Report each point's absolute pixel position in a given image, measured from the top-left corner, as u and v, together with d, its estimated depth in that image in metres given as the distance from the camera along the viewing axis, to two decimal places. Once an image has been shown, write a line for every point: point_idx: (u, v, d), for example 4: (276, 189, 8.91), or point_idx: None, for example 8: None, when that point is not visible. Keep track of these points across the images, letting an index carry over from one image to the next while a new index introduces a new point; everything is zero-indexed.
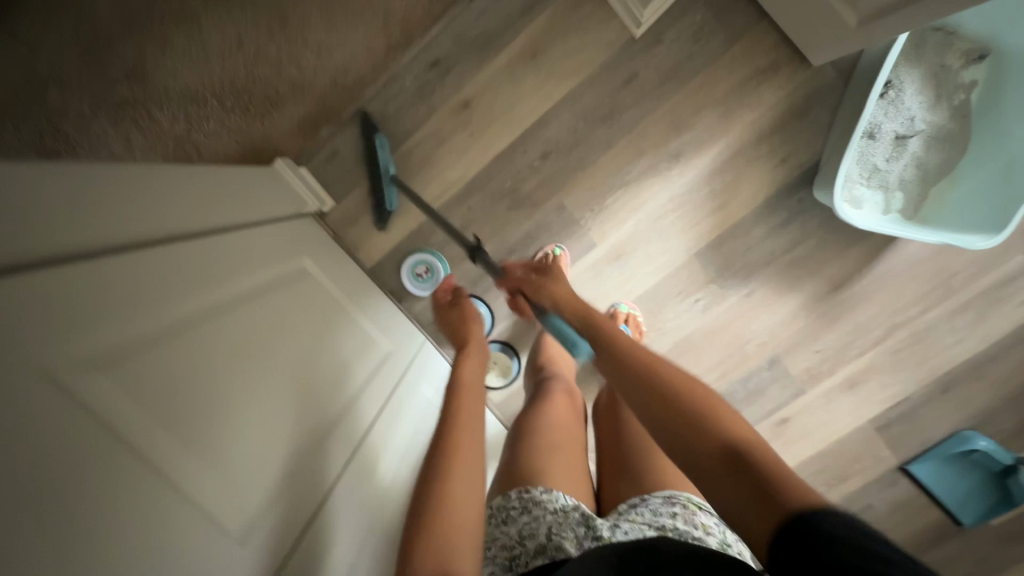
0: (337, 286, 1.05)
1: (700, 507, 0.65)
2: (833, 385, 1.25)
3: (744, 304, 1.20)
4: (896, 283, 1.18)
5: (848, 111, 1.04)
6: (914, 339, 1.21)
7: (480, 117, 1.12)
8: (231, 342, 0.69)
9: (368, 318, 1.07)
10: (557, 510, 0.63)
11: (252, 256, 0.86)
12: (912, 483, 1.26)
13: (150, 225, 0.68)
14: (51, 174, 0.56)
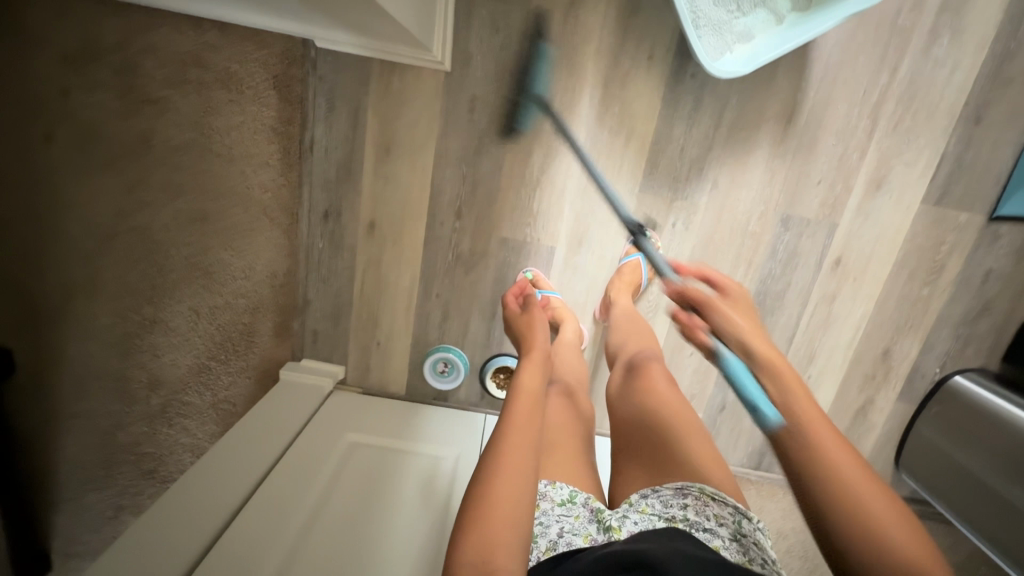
0: (386, 435, 1.13)
1: (715, 496, 0.65)
2: (862, 197, 1.12)
3: (718, 196, 1.13)
4: (847, 69, 1.05)
5: None
6: (907, 102, 1.06)
7: (390, 226, 1.17)
8: (316, 554, 0.86)
9: (426, 442, 1.13)
10: (570, 504, 0.68)
11: (309, 472, 1.00)
12: (1013, 224, 1.13)
13: (214, 514, 0.88)
14: (127, 549, 0.80)
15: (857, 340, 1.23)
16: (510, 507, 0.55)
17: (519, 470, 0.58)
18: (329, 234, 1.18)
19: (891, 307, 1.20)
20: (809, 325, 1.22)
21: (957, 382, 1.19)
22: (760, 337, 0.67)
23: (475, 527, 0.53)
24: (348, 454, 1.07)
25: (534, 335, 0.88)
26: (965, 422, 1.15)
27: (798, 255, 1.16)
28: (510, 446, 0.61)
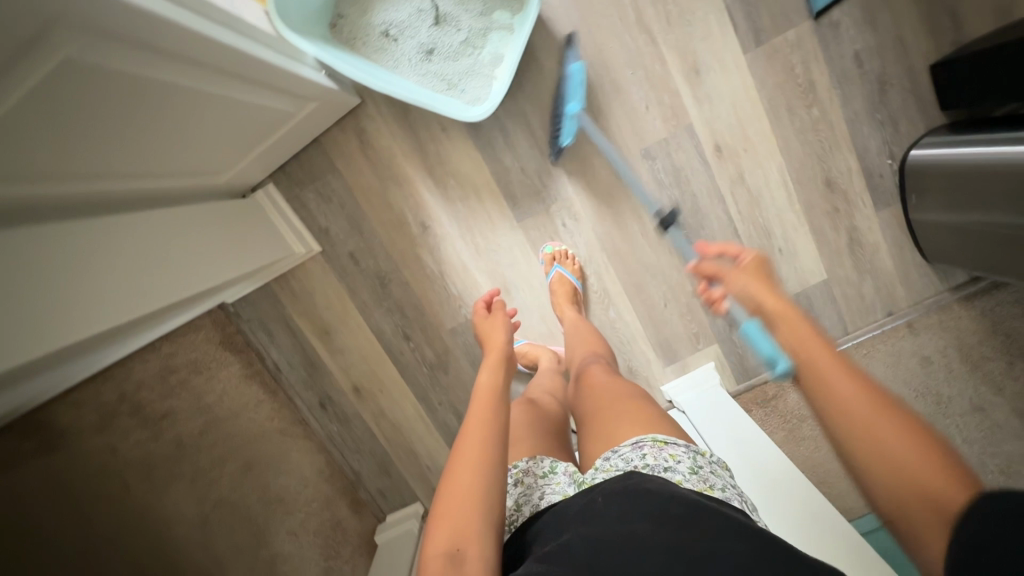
0: None
1: (668, 441, 0.70)
2: (691, 89, 1.15)
3: (579, 179, 1.20)
4: (593, 17, 1.13)
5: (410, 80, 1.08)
6: (659, 1, 1.11)
7: (369, 379, 1.35)
8: None
9: None
10: (551, 472, 0.74)
11: None
12: (837, 7, 1.11)
13: None
14: None
15: (795, 192, 1.20)
16: (473, 496, 0.59)
17: (481, 463, 0.61)
18: (338, 414, 1.39)
19: (799, 145, 1.18)
20: (741, 212, 1.22)
21: (911, 160, 1.13)
22: (793, 319, 0.63)
23: (447, 524, 0.57)
24: None
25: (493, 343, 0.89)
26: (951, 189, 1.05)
27: (680, 169, 1.19)
28: (468, 440, 0.64)
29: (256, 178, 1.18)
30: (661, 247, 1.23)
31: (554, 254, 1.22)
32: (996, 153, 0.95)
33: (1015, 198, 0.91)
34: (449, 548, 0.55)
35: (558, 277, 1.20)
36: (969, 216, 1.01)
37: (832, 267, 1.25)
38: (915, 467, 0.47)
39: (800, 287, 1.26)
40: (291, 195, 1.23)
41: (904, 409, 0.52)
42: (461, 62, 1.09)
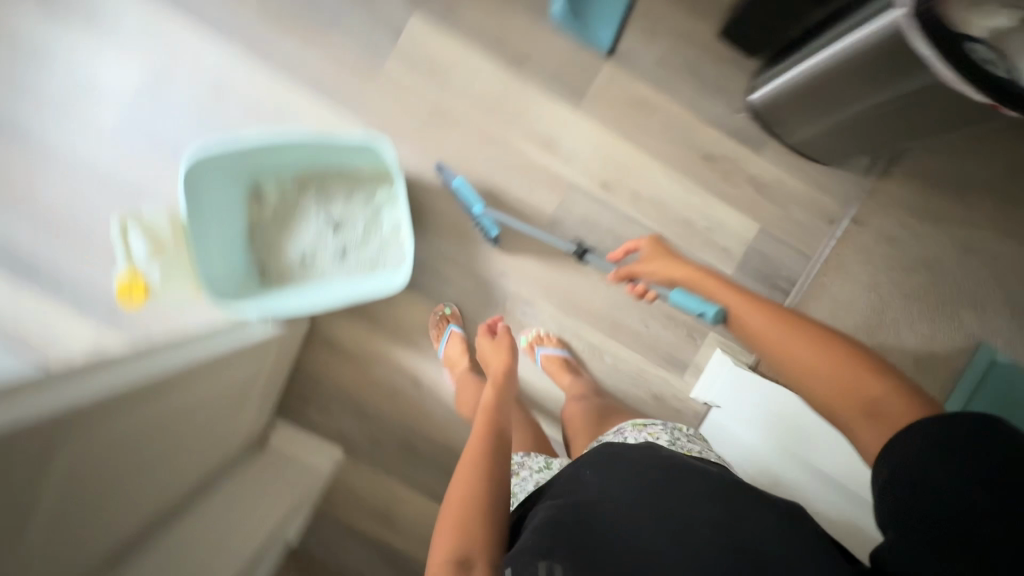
0: None
1: (646, 424, 0.93)
2: (553, 157, 1.31)
3: (514, 272, 1.32)
4: (447, 152, 1.29)
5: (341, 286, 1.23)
6: (490, 112, 1.29)
7: None
8: None
9: None
10: (545, 467, 0.99)
11: None
12: (624, 37, 1.28)
13: None
14: None
15: (686, 179, 1.33)
16: (472, 500, 0.75)
17: (477, 476, 0.78)
18: None
19: (664, 145, 1.32)
20: (655, 219, 1.34)
21: (755, 104, 1.28)
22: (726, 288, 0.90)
23: (455, 527, 0.72)
24: None
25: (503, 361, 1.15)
26: (811, 102, 1.14)
27: (587, 217, 1.33)
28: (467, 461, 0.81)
29: (260, 428, 1.29)
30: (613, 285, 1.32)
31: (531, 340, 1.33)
32: (830, 54, 1.02)
33: (869, 78, 0.98)
34: (456, 555, 0.70)
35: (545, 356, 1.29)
36: (840, 116, 1.11)
37: (759, 215, 1.35)
38: (829, 370, 0.72)
39: (744, 246, 1.35)
40: (300, 420, 1.35)
41: (828, 333, 0.75)
42: (371, 248, 1.25)
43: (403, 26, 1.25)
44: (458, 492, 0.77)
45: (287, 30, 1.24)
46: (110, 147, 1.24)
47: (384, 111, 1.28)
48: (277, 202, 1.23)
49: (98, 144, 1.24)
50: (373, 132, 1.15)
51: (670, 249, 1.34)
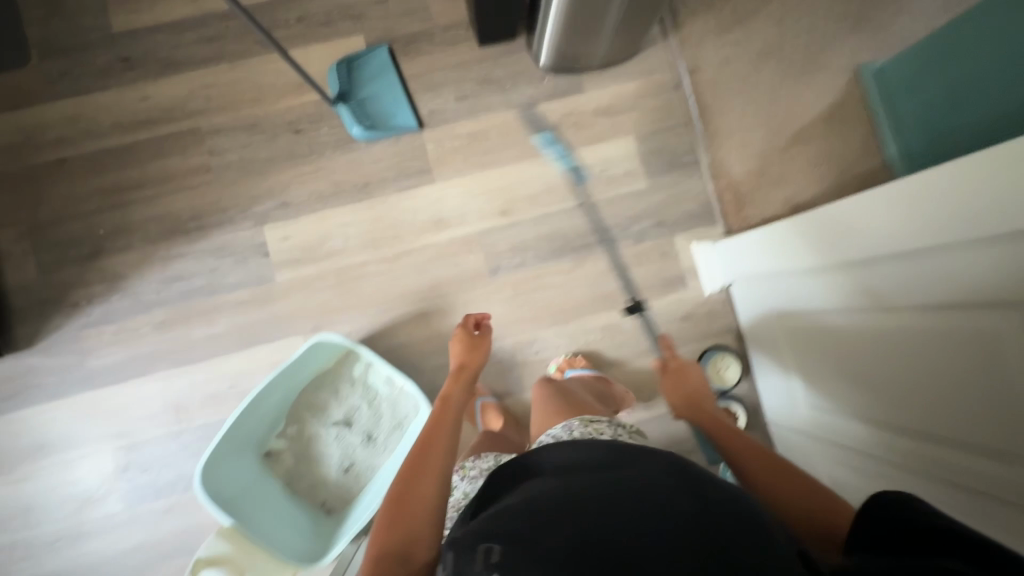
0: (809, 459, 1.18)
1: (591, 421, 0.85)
2: (449, 226, 1.37)
3: (501, 331, 1.36)
4: (374, 295, 1.34)
5: (390, 466, 1.25)
6: (377, 240, 1.35)
7: None
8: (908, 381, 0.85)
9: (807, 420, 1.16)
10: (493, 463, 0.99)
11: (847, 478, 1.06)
12: (419, 105, 1.39)
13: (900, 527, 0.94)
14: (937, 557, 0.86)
15: (555, 153, 1.41)
16: (410, 507, 0.74)
17: (426, 493, 0.76)
18: None
19: (516, 145, 1.40)
20: (562, 198, 1.39)
21: (550, 63, 1.36)
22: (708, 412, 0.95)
23: (395, 523, 0.72)
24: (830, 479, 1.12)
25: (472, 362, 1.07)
26: (580, 27, 1.23)
27: (514, 244, 1.38)
28: (411, 477, 0.78)
29: None
30: (576, 272, 1.38)
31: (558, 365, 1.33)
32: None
33: None
34: (394, 546, 0.70)
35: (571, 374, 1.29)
36: (607, 19, 1.20)
37: (627, 128, 1.42)
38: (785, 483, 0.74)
39: (639, 157, 1.42)
40: None
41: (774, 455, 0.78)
42: (384, 416, 1.29)
43: (263, 242, 1.33)
44: (407, 495, 0.75)
45: (185, 321, 1.30)
46: (141, 525, 1.24)
47: (302, 311, 1.32)
48: (287, 446, 1.28)
49: (124, 535, 1.24)
50: (311, 337, 1.21)
51: (592, 209, 1.40)
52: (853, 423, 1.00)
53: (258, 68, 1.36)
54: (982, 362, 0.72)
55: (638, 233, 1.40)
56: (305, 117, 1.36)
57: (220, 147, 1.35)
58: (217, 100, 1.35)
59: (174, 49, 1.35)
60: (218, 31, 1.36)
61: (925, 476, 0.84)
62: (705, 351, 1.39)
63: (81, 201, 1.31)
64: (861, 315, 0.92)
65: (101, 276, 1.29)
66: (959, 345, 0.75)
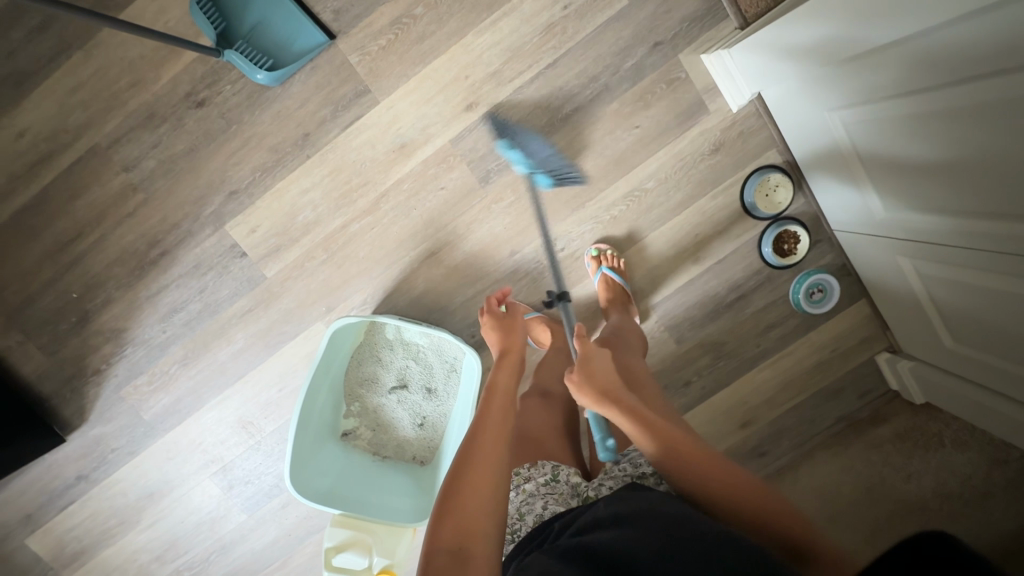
0: (870, 261, 1.14)
1: (672, 460, 0.74)
2: (417, 147, 1.15)
3: (518, 241, 1.20)
4: (371, 255, 1.20)
5: (460, 408, 1.23)
6: (346, 194, 1.17)
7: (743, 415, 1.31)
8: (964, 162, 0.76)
9: (859, 227, 1.10)
10: (552, 482, 0.86)
11: (912, 271, 1.02)
12: (318, 9, 1.08)
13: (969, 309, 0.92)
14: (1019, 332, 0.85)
15: (502, 5, 1.09)
16: (469, 506, 0.66)
17: (480, 494, 0.67)
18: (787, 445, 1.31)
19: (454, 14, 1.09)
20: (531, 61, 1.12)
21: None
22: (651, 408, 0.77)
23: (450, 519, 0.65)
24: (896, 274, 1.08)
25: (513, 344, 0.99)
26: None
27: (496, 141, 1.15)
28: (468, 471, 0.69)
29: None
30: (576, 146, 1.16)
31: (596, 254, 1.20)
32: None
33: None
34: (448, 549, 0.62)
35: (607, 279, 1.17)
36: None
37: None
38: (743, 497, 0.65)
39: None
40: None
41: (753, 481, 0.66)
42: (436, 365, 1.24)
43: (233, 243, 1.19)
44: (467, 471, 0.69)
45: (206, 348, 1.24)
46: (269, 524, 1.34)
47: (309, 297, 1.22)
48: (359, 422, 1.28)
49: (259, 536, 1.35)
50: (331, 325, 1.13)
51: (571, 59, 1.12)
52: (920, 221, 0.91)
53: (116, 42, 1.08)
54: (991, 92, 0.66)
55: (634, 69, 1.13)
56: (200, 83, 1.10)
57: (132, 158, 1.14)
58: (95, 103, 1.11)
59: (14, 59, 1.09)
60: (45, 14, 1.07)
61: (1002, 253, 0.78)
62: (748, 177, 1.18)
63: (35, 272, 1.19)
64: (888, 110, 0.84)
65: (103, 336, 1.23)
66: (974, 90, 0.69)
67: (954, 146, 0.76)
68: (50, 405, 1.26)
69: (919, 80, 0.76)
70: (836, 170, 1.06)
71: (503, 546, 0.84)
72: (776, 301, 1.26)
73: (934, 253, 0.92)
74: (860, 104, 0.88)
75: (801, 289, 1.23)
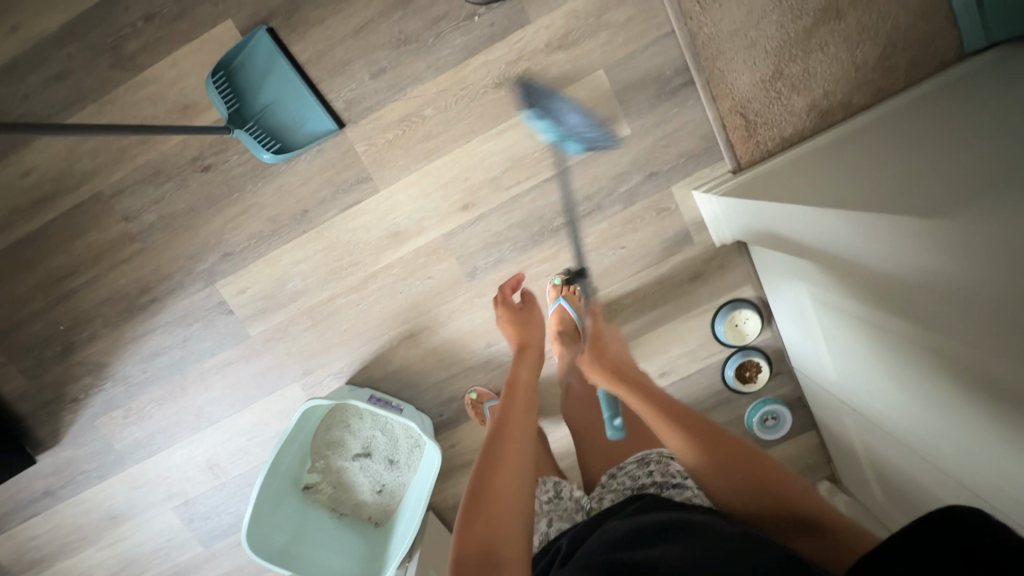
0: (827, 411, 1.18)
1: (668, 455, 0.86)
2: (411, 237, 1.19)
3: (495, 335, 1.25)
4: (353, 327, 1.25)
5: (418, 482, 1.30)
6: (336, 270, 1.21)
7: None
8: (901, 385, 0.78)
9: (820, 384, 1.13)
10: (556, 499, 0.99)
11: (861, 436, 1.05)
12: (330, 95, 1.11)
13: (906, 494, 0.95)
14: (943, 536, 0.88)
15: (509, 118, 1.12)
16: (506, 505, 0.67)
17: (511, 499, 0.67)
18: None
19: (462, 120, 1.12)
20: (530, 173, 1.16)
21: None
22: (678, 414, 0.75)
23: (484, 521, 0.64)
24: (848, 433, 1.12)
25: (531, 338, 1.01)
26: None
27: (486, 241, 1.20)
28: (496, 472, 0.70)
29: None
30: (562, 256, 1.21)
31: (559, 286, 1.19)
32: None
33: None
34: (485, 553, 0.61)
35: (563, 311, 1.17)
36: None
37: (593, 61, 1.09)
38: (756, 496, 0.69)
39: (615, 97, 1.11)
40: None
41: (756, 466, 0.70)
42: (400, 439, 1.31)
43: (222, 300, 1.23)
44: (492, 475, 0.69)
45: (183, 391, 1.29)
46: (223, 558, 1.41)
47: (289, 359, 1.27)
48: (321, 478, 1.32)
49: (213, 567, 1.42)
50: (305, 399, 1.17)
51: (568, 177, 1.16)
52: (868, 408, 0.94)
53: (128, 100, 1.10)
54: (928, 344, 0.70)
55: (627, 194, 1.17)
56: (207, 149, 1.13)
57: (133, 209, 1.17)
58: (102, 153, 1.14)
59: (27, 102, 1.11)
60: (63, 64, 1.09)
61: (930, 472, 0.81)
62: (720, 307, 1.24)
63: (25, 301, 1.23)
64: (850, 308, 0.86)
65: (85, 367, 1.27)
66: (925, 343, 0.70)
67: (897, 365, 0.78)
68: (27, 424, 1.31)
69: (878, 300, 0.78)
70: (804, 329, 1.09)
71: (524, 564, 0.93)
72: (730, 418, 1.33)
73: (877, 432, 0.95)
74: (831, 289, 0.90)
75: (755, 415, 1.29)
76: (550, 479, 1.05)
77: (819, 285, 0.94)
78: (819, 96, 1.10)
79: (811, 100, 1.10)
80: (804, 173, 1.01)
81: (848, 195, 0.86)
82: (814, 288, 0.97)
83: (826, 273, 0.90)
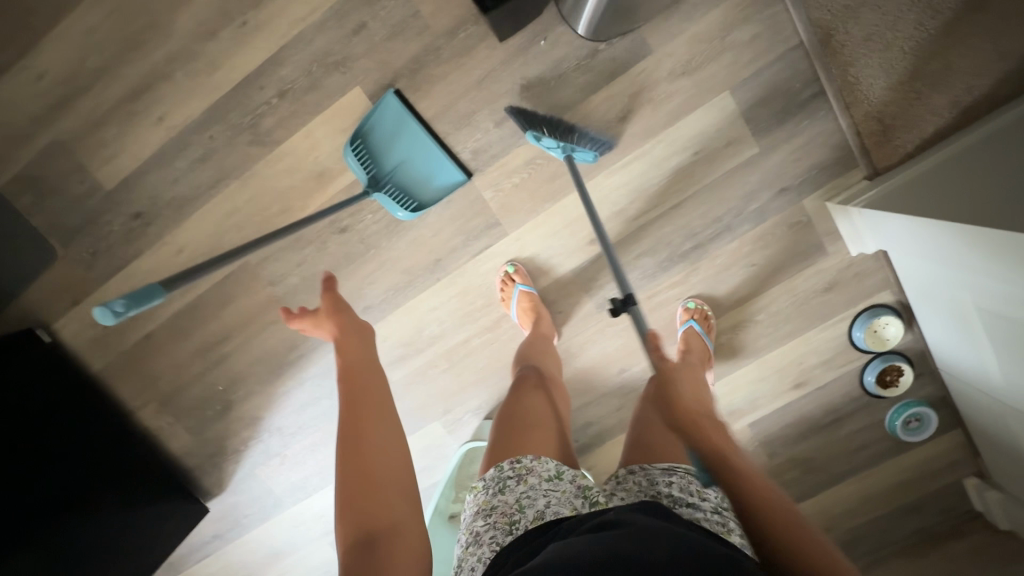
0: (967, 400, 1.19)
1: (690, 475, 0.80)
2: (540, 274, 1.22)
3: (627, 362, 1.27)
4: (488, 365, 1.29)
5: None
6: (469, 313, 1.25)
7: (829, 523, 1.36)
8: None
9: (959, 375, 1.14)
10: (555, 479, 0.80)
11: (1005, 423, 1.07)
12: (457, 148, 1.13)
13: None
14: None
15: (635, 149, 1.12)
16: (394, 481, 0.71)
17: (386, 470, 0.71)
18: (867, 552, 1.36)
19: (586, 157, 1.13)
20: (658, 201, 1.16)
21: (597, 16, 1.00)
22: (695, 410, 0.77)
23: (364, 496, 0.68)
24: (991, 421, 1.13)
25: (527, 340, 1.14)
26: None
27: (614, 272, 1.21)
28: (371, 444, 0.73)
29: None
30: (693, 279, 1.21)
31: (691, 308, 1.20)
32: None
33: None
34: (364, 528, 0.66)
35: (692, 333, 1.17)
36: None
37: (718, 83, 1.08)
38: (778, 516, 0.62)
39: (742, 117, 1.10)
40: None
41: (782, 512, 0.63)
42: None
43: None
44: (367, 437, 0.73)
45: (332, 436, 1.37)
46: None
47: (429, 400, 1.32)
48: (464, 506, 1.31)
49: None
50: None
51: (696, 200, 1.15)
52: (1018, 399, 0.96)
53: (267, 173, 1.16)
54: None
55: (757, 211, 1.16)
56: (343, 211, 1.18)
57: (278, 273, 1.23)
58: (246, 226, 1.19)
59: (176, 185, 1.17)
60: (206, 147, 1.14)
61: None
62: (858, 314, 1.21)
63: (185, 366, 1.32)
64: (992, 306, 0.90)
65: (243, 422, 1.36)
66: None
67: None
68: (193, 476, 1.41)
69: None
70: (939, 324, 1.11)
71: (494, 540, 0.74)
72: (870, 422, 1.31)
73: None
74: (969, 289, 0.94)
75: (899, 418, 1.27)
76: (549, 458, 0.83)
77: (956, 285, 0.97)
78: (962, 91, 1.02)
79: (954, 97, 1.02)
80: (932, 177, 1.02)
81: (974, 203, 0.89)
82: (948, 287, 1.00)
83: (962, 276, 0.93)
